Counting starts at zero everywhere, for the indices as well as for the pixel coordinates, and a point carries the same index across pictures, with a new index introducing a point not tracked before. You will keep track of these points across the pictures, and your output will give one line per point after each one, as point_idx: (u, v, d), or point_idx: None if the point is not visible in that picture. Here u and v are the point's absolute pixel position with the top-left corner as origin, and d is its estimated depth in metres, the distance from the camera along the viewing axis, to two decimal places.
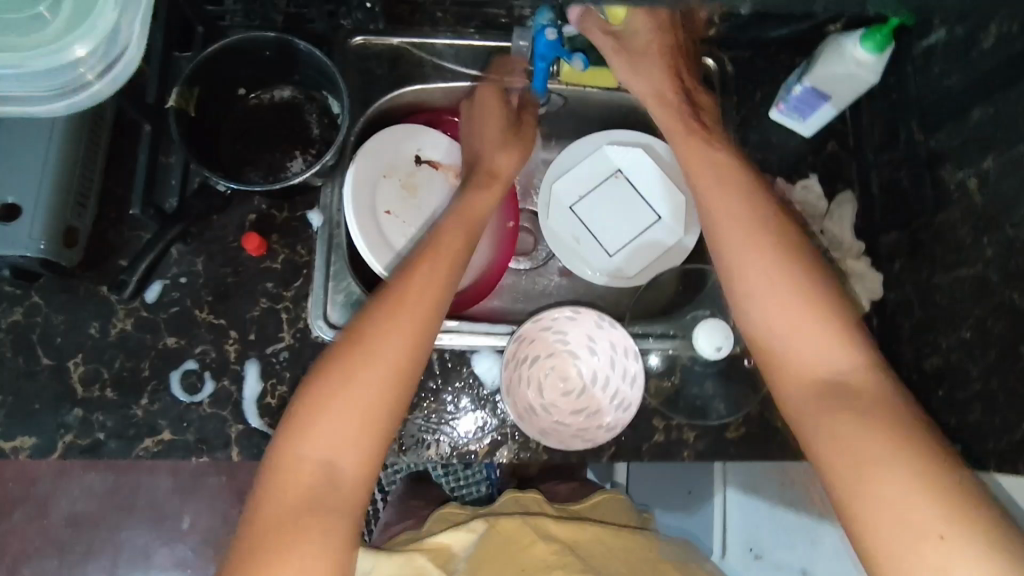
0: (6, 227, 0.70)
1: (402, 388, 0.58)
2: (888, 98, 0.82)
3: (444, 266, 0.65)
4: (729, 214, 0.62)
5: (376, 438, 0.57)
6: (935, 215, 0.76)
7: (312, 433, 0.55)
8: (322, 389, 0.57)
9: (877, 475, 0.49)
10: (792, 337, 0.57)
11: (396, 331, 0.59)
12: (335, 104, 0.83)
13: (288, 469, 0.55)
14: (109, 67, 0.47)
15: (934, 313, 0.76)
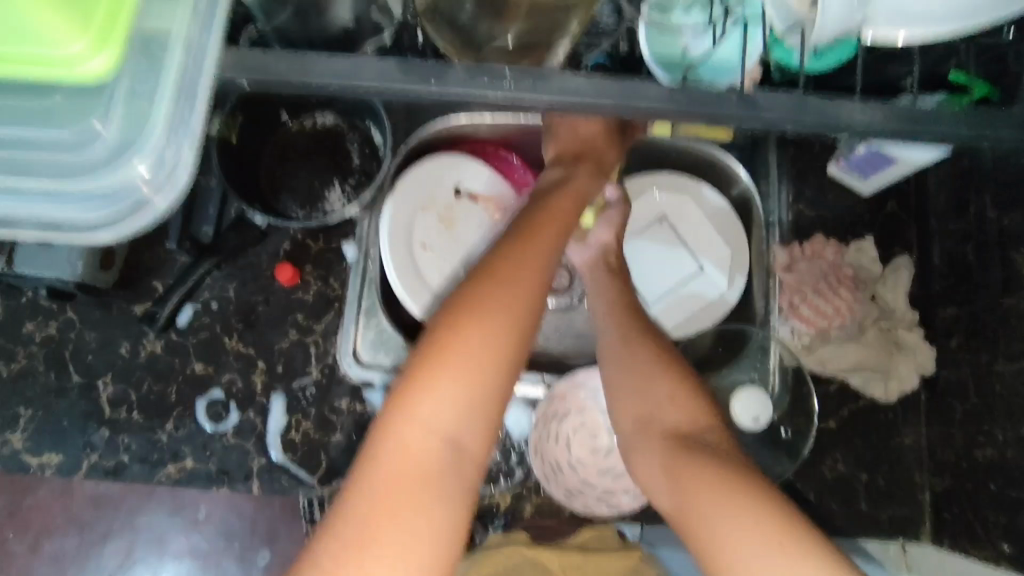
0: (46, 250, 0.70)
1: (523, 343, 0.48)
2: (959, 164, 0.77)
3: (561, 223, 0.57)
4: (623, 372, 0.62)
5: (498, 405, 0.47)
6: (1001, 298, 0.70)
7: (419, 404, 0.45)
8: (443, 339, 0.47)
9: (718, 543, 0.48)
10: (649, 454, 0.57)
11: (518, 281, 0.49)
12: (377, 135, 0.81)
13: (393, 445, 0.44)
14: (169, 182, 0.36)
15: (990, 401, 0.71)
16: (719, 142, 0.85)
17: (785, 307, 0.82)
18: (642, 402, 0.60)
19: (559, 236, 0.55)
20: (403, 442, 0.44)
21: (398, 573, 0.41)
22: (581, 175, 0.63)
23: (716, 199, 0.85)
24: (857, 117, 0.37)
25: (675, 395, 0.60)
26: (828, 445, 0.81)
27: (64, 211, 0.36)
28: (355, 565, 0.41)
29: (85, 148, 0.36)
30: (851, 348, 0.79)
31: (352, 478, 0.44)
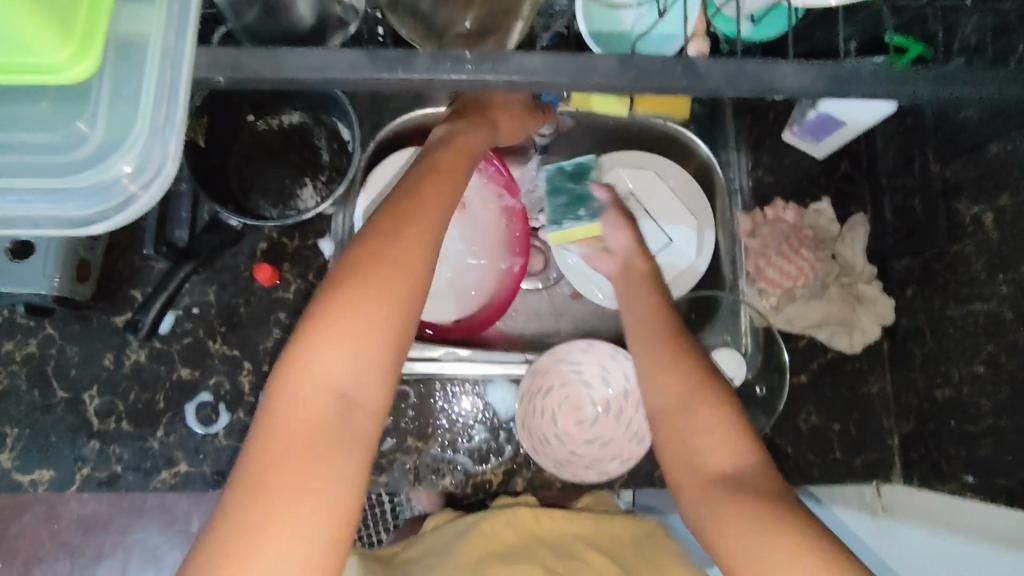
0: (18, 266, 0.69)
1: (419, 290, 0.50)
2: (903, 123, 0.82)
3: (460, 171, 0.58)
4: (648, 357, 0.64)
5: (394, 344, 0.48)
6: (949, 245, 0.75)
7: (312, 360, 0.47)
8: (339, 293, 0.48)
9: (716, 485, 0.55)
10: (656, 395, 0.62)
11: (414, 226, 0.51)
12: (344, 130, 0.82)
13: (290, 403, 0.46)
14: (150, 179, 0.38)
15: (946, 343, 0.75)
16: (677, 116, 0.88)
17: (752, 271, 0.86)
18: (647, 356, 0.64)
19: (461, 183, 0.57)
20: (296, 397, 0.46)
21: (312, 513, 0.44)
22: (471, 132, 0.63)
23: (676, 171, 0.86)
24: (794, 82, 0.40)
25: (708, 412, 0.58)
26: (801, 399, 0.84)
27: (56, 211, 0.39)
28: (264, 512, 0.44)
29: (72, 149, 0.39)
30: (814, 305, 0.83)
31: (256, 438, 0.46)
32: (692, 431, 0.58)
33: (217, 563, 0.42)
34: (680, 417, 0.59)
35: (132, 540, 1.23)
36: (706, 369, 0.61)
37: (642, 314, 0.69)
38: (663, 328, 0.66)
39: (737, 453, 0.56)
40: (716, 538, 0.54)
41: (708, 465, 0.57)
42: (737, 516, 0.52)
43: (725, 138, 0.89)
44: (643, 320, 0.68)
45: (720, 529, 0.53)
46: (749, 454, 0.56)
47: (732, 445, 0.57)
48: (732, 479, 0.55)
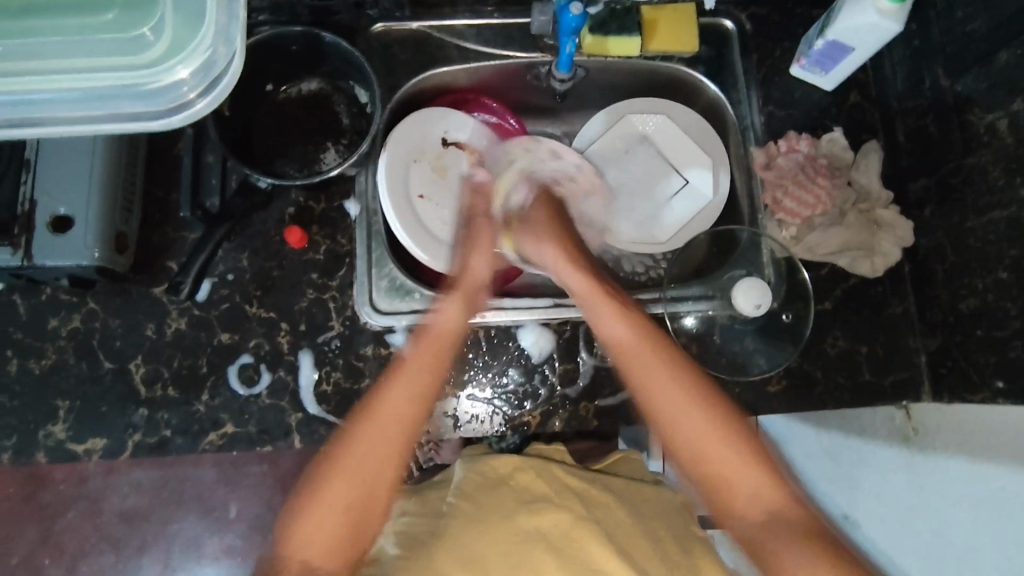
0: (61, 238, 0.71)
1: (365, 490, 0.62)
2: (911, 45, 0.83)
3: (410, 374, 0.65)
4: (662, 390, 0.64)
5: (336, 547, 0.60)
6: (965, 158, 0.76)
7: (344, 463, 0.62)
8: (316, 481, 0.62)
9: (739, 491, 0.61)
10: (662, 420, 0.64)
11: (355, 458, 0.62)
12: (363, 93, 0.84)
13: (335, 484, 0.61)
14: (208, 89, 0.50)
15: (968, 255, 0.77)
16: (685, 58, 0.90)
17: (770, 203, 0.87)
18: (656, 387, 0.64)
19: (418, 392, 0.65)
20: (336, 476, 0.62)
21: (330, 548, 0.60)
22: (474, 262, 0.76)
23: (686, 113, 0.92)
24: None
25: (727, 432, 0.62)
26: (827, 324, 0.85)
27: (131, 108, 0.50)
28: (324, 542, 0.60)
29: (139, 53, 0.50)
30: (834, 232, 0.84)
31: (317, 478, 0.62)
32: (704, 449, 0.62)
33: (290, 557, 0.60)
34: (705, 438, 0.62)
35: (173, 530, 1.26)
36: (710, 393, 0.64)
37: (630, 349, 0.67)
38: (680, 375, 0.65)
39: (766, 487, 0.60)
40: (750, 516, 0.60)
41: (739, 509, 0.60)
42: (761, 522, 0.59)
43: (734, 76, 0.90)
44: (634, 356, 0.66)
45: (751, 507, 0.60)
46: (784, 487, 0.61)
47: (760, 478, 0.61)
48: (767, 506, 0.60)
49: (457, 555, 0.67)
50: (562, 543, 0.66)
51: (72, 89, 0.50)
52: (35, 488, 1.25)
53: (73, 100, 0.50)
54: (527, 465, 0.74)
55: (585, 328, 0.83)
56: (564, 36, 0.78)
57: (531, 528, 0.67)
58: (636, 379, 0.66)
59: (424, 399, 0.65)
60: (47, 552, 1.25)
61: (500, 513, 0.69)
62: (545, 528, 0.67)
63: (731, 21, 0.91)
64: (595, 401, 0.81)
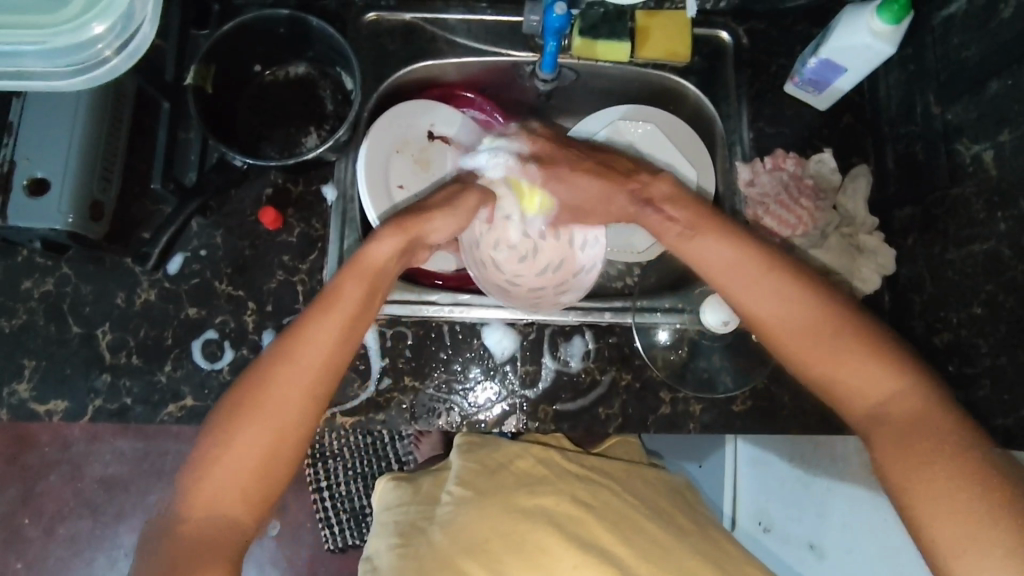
0: (37, 201, 0.72)
1: (281, 427, 0.59)
2: (906, 69, 0.81)
3: (330, 314, 0.62)
4: (752, 291, 0.65)
5: (243, 491, 0.57)
6: (949, 188, 0.74)
7: (251, 413, 0.58)
8: (212, 431, 0.58)
9: (845, 377, 0.61)
10: (759, 325, 0.65)
11: (269, 394, 0.59)
12: (349, 80, 0.85)
13: (242, 432, 0.58)
14: (125, 44, 0.54)
15: (945, 288, 0.75)
16: (678, 68, 0.89)
17: (750, 220, 0.86)
18: (744, 280, 0.65)
19: (344, 324, 0.62)
20: (237, 428, 0.58)
21: (232, 499, 0.57)
22: (432, 218, 0.69)
23: (675, 124, 0.91)
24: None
25: (824, 324, 0.62)
26: None
27: (45, 64, 0.53)
28: (226, 494, 0.57)
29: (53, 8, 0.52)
30: (813, 254, 0.83)
31: (221, 427, 0.58)
32: (819, 362, 0.62)
33: (193, 505, 0.56)
34: (800, 335, 0.62)
35: (152, 500, 1.26)
36: (831, 310, 0.62)
37: (723, 263, 0.67)
38: (806, 297, 0.63)
39: (893, 382, 0.59)
40: (857, 404, 0.60)
41: (854, 397, 0.60)
42: (883, 409, 0.59)
43: (724, 89, 0.89)
44: (742, 274, 0.66)
45: (867, 390, 0.60)
46: (905, 378, 0.59)
47: (883, 375, 0.59)
48: (872, 399, 0.60)
49: (463, 541, 0.69)
50: (565, 521, 0.71)
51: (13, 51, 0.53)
52: (19, 450, 1.25)
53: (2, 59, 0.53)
54: (527, 451, 0.79)
55: (550, 332, 0.83)
56: (548, 37, 0.78)
57: (534, 506, 0.72)
58: (773, 327, 0.64)
59: (345, 337, 0.62)
60: (27, 511, 1.24)
61: (501, 496, 0.73)
62: (547, 506, 0.72)
63: (726, 33, 0.90)
64: (554, 405, 0.81)
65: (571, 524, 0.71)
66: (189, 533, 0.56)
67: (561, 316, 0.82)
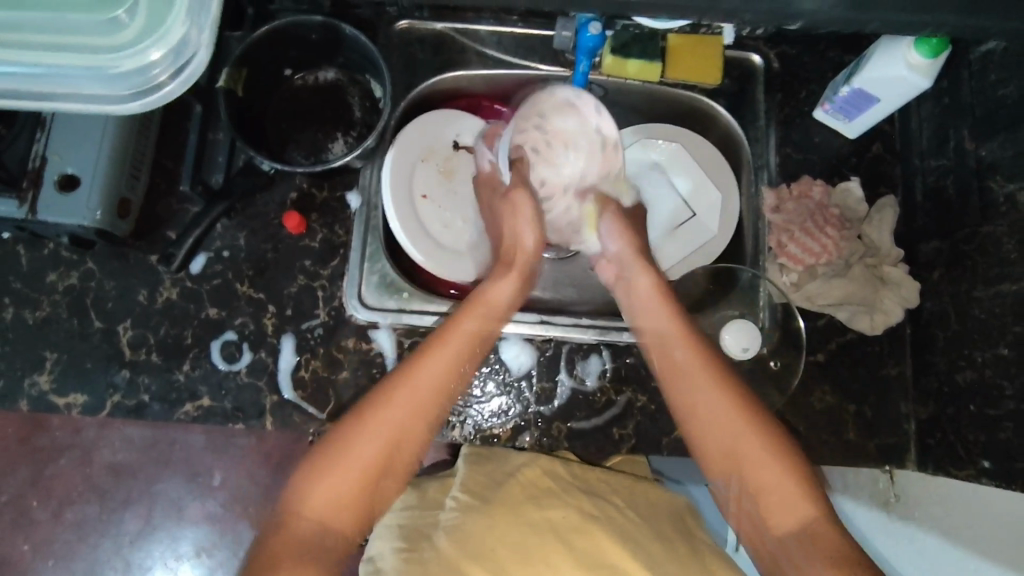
0: (65, 197, 0.73)
1: (406, 449, 0.63)
2: (940, 102, 0.80)
3: (456, 346, 0.67)
4: (669, 359, 0.70)
5: (359, 500, 0.60)
6: (980, 225, 0.73)
7: (374, 425, 0.61)
8: (335, 434, 0.62)
9: (753, 481, 0.62)
10: (683, 409, 0.67)
11: (398, 405, 0.63)
12: (378, 88, 0.85)
13: (366, 439, 0.61)
14: (181, 72, 0.51)
15: (970, 325, 0.74)
16: (707, 89, 0.88)
17: (774, 246, 0.85)
18: (663, 351, 0.71)
19: (462, 360, 0.67)
20: (354, 436, 0.61)
21: (344, 509, 0.59)
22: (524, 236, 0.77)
23: (703, 145, 0.89)
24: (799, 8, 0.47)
25: (738, 420, 0.64)
26: (817, 377, 0.83)
27: (96, 88, 0.51)
28: (339, 505, 0.59)
29: (110, 32, 0.50)
30: (837, 284, 0.82)
31: (341, 434, 0.61)
32: (728, 445, 0.64)
33: (301, 507, 0.59)
34: (692, 409, 0.66)
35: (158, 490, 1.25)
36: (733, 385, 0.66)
37: (661, 334, 0.72)
38: (728, 395, 0.65)
39: (816, 515, 0.58)
40: (768, 522, 0.60)
41: (770, 524, 0.60)
42: (798, 542, 0.58)
43: (754, 113, 0.88)
44: (671, 348, 0.70)
45: (765, 495, 0.61)
46: (818, 501, 0.59)
47: (799, 498, 0.59)
48: (789, 516, 0.59)
49: (466, 547, 0.63)
50: (572, 536, 0.64)
51: (65, 71, 0.51)
52: (31, 433, 1.25)
53: (54, 79, 0.51)
54: (535, 461, 0.73)
55: (567, 349, 0.83)
56: (580, 55, 0.78)
57: (541, 520, 0.66)
58: (682, 399, 0.67)
59: (460, 377, 0.68)
60: (36, 494, 1.25)
61: (510, 507, 0.67)
62: (555, 520, 0.66)
63: (758, 56, 0.89)
64: (568, 423, 0.81)
65: (577, 537, 0.64)
66: (300, 532, 0.58)
67: (578, 334, 0.82)
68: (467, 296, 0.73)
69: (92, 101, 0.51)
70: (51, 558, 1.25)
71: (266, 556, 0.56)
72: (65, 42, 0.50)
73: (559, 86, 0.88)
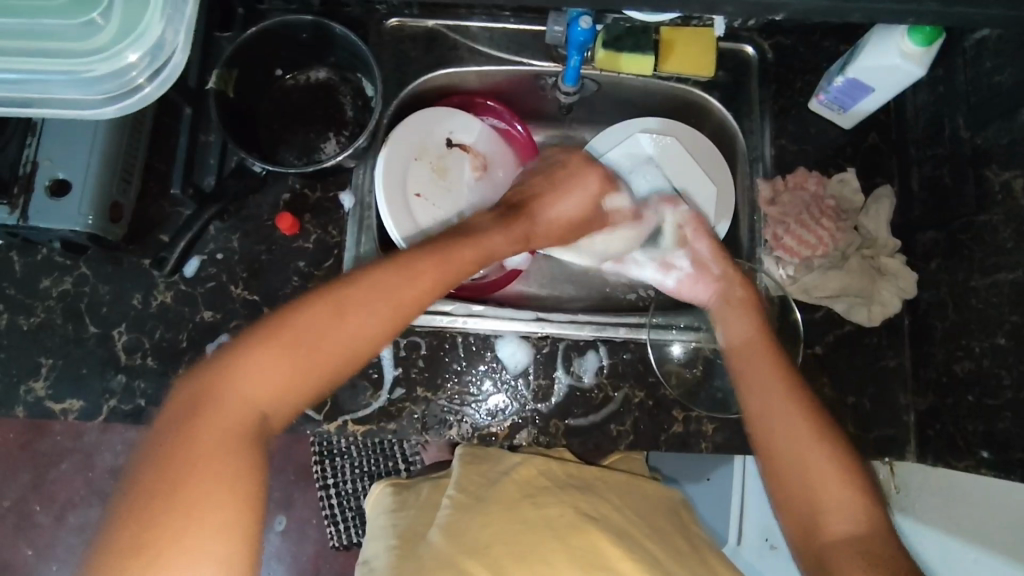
0: (56, 202, 0.73)
1: (378, 316, 0.57)
2: (936, 90, 0.80)
3: (440, 272, 0.62)
4: (750, 364, 0.71)
5: (312, 388, 0.55)
6: (976, 215, 0.73)
7: (343, 307, 0.56)
8: (292, 314, 0.55)
9: (813, 485, 0.63)
10: (759, 400, 0.68)
11: (368, 303, 0.57)
12: (369, 86, 0.84)
13: (317, 320, 0.55)
14: (158, 73, 0.50)
15: (968, 316, 0.73)
16: (700, 81, 0.88)
17: (771, 239, 0.85)
18: (746, 359, 0.71)
19: (440, 278, 0.62)
20: (320, 360, 0.55)
21: (290, 391, 0.54)
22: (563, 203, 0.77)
23: (698, 139, 0.89)
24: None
25: (818, 427, 0.65)
26: (815, 370, 0.82)
27: (74, 94, 0.50)
28: (286, 373, 0.53)
29: (85, 36, 0.49)
30: (833, 275, 0.82)
31: (306, 299, 0.56)
32: (803, 459, 0.64)
33: (235, 379, 0.52)
34: (767, 409, 0.67)
35: None
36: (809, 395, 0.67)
37: (741, 341, 0.73)
38: (807, 406, 0.66)
39: (857, 526, 0.60)
40: (828, 535, 0.61)
41: (824, 526, 0.61)
42: (844, 551, 0.59)
43: (748, 104, 0.87)
44: (750, 355, 0.71)
45: (827, 502, 0.62)
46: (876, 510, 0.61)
47: (858, 509, 0.61)
48: (846, 525, 0.61)
49: (463, 542, 0.64)
50: (569, 534, 0.64)
51: (43, 77, 0.50)
52: (32, 437, 1.25)
53: (32, 85, 0.50)
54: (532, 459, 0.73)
55: (564, 346, 0.82)
56: (571, 50, 0.77)
57: (537, 518, 0.66)
58: (755, 404, 0.68)
59: (437, 288, 0.62)
60: (38, 498, 1.24)
61: (505, 507, 0.68)
62: (551, 518, 0.67)
63: (752, 47, 0.88)
64: (566, 420, 0.80)
65: (576, 538, 0.64)
66: (229, 422, 0.51)
67: (575, 330, 0.82)
68: (460, 227, 0.69)
69: (72, 107, 0.51)
70: (53, 562, 1.24)
71: (165, 481, 0.48)
72: (41, 48, 0.50)
73: (551, 81, 0.88)
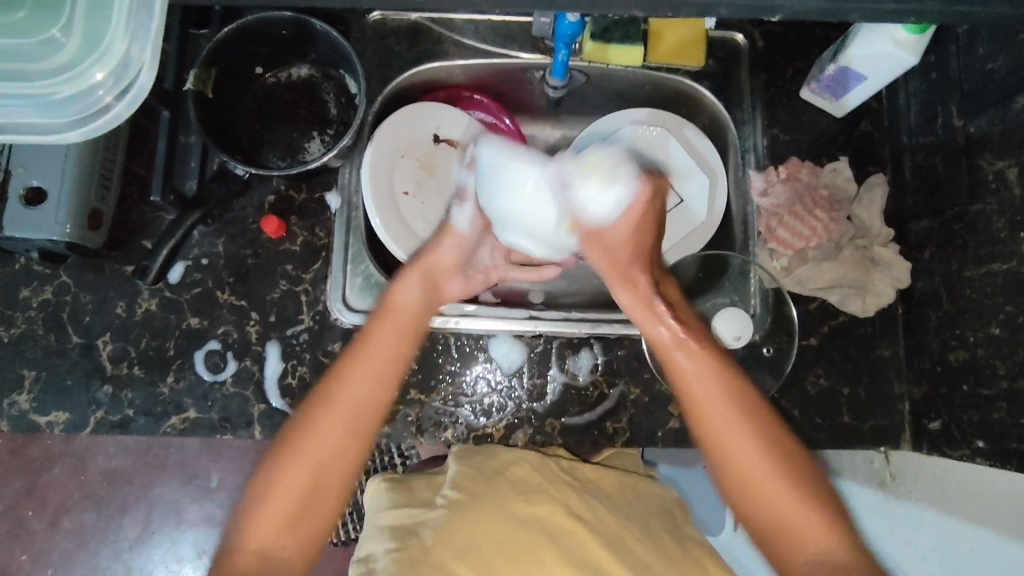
0: (32, 211, 0.71)
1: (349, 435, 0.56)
2: (928, 78, 0.79)
3: (373, 357, 0.59)
4: (707, 389, 0.57)
5: (312, 526, 0.54)
6: (969, 204, 0.72)
7: (303, 449, 0.55)
8: (264, 475, 0.55)
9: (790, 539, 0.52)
10: (719, 456, 0.55)
11: (318, 427, 0.56)
12: (352, 83, 0.82)
13: (285, 471, 0.54)
14: (124, 92, 0.50)
15: (962, 305, 0.73)
16: (690, 72, 0.86)
17: (763, 231, 0.84)
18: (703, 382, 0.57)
19: (389, 360, 0.60)
20: (315, 507, 0.54)
21: (288, 538, 0.53)
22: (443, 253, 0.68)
23: (691, 131, 0.87)
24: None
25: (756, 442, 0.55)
26: (811, 362, 0.83)
27: (40, 118, 0.51)
28: (275, 518, 0.53)
29: (49, 54, 0.50)
30: (828, 267, 0.81)
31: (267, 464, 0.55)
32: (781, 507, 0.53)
33: (239, 547, 0.53)
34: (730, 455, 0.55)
35: None
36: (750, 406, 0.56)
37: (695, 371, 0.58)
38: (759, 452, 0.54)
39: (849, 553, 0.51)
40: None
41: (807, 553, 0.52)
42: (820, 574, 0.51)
43: (739, 94, 0.86)
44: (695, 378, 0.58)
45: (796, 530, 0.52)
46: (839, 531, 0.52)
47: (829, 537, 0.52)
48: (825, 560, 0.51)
49: (454, 547, 0.62)
50: (560, 534, 0.63)
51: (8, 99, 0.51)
52: None
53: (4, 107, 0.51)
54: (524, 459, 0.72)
55: (558, 344, 0.82)
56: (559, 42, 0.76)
57: (528, 516, 0.64)
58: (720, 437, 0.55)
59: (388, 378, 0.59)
60: None
61: (499, 502, 0.66)
62: (543, 517, 0.64)
63: (743, 36, 0.87)
64: (562, 419, 0.80)
65: (568, 539, 0.63)
66: None
67: (568, 329, 0.81)
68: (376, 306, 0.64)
69: (42, 130, 0.51)
70: None
71: None
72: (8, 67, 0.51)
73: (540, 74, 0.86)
